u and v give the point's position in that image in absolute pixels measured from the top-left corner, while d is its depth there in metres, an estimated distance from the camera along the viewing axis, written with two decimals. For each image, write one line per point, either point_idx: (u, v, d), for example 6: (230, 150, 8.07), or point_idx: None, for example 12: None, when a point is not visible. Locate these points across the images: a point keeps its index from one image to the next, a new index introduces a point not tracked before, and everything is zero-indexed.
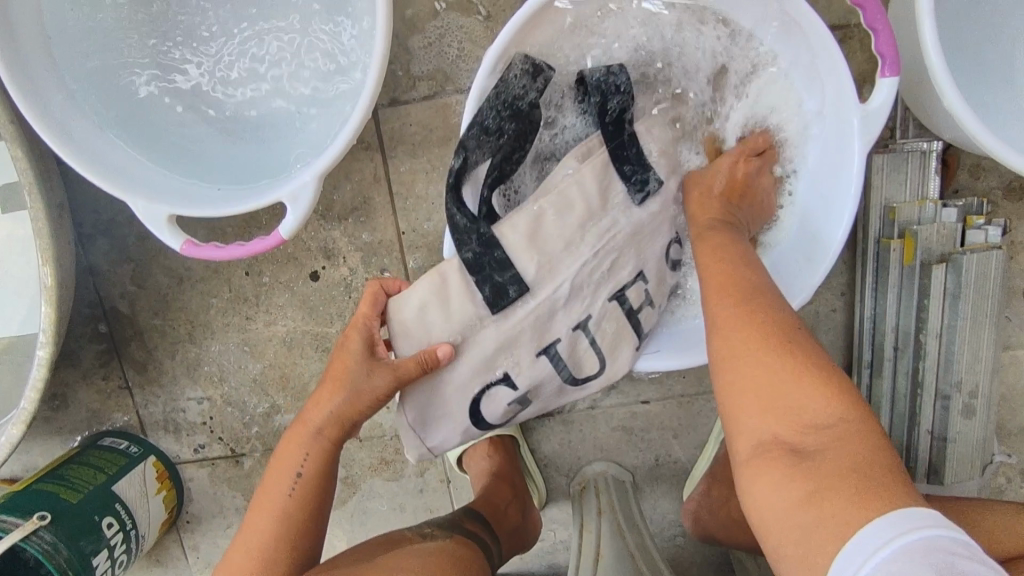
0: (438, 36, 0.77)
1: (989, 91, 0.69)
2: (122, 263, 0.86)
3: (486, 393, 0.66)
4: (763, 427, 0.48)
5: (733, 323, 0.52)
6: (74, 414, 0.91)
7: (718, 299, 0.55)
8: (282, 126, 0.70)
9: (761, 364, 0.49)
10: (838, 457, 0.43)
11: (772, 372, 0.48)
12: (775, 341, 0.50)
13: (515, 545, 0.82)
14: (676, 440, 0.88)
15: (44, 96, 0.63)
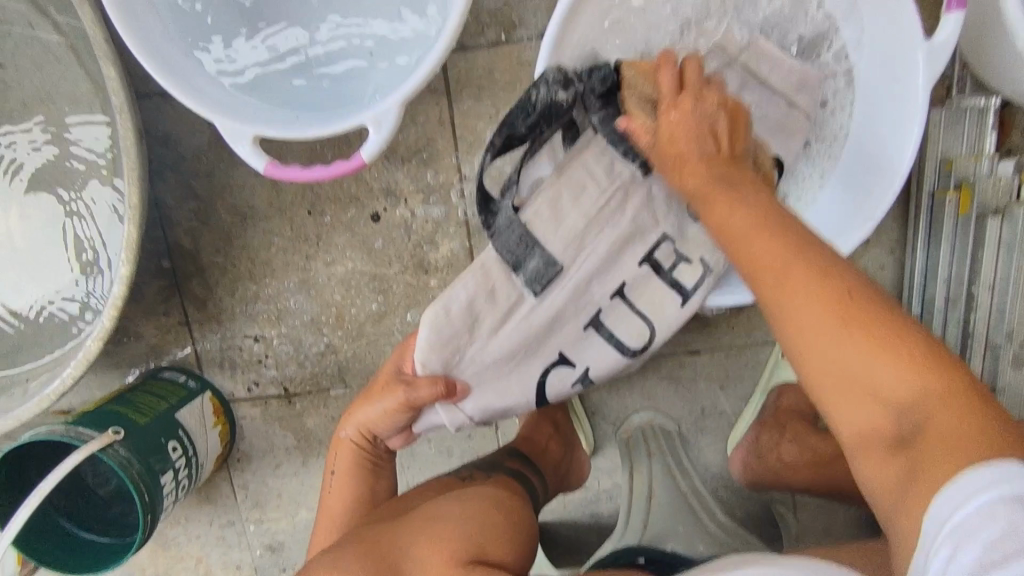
0: None
1: None
2: (187, 200, 0.88)
3: (551, 373, 0.71)
4: (845, 366, 0.47)
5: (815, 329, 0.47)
6: (134, 348, 0.94)
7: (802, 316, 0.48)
8: (355, 61, 0.73)
9: (822, 330, 0.47)
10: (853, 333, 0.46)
11: (863, 344, 0.46)
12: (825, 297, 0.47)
13: (558, 484, 0.84)
14: (721, 392, 0.90)
15: (137, 14, 0.65)
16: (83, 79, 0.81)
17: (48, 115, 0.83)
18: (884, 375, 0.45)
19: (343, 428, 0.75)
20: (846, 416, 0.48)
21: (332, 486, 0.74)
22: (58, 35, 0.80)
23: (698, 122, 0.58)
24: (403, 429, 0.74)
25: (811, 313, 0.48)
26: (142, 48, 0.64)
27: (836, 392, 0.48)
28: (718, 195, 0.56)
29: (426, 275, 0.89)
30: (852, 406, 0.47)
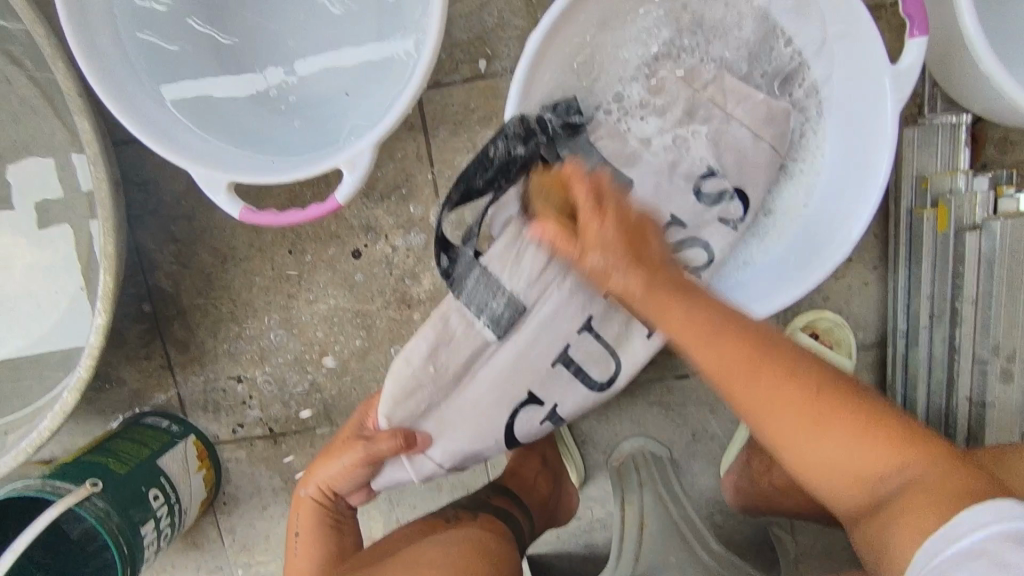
0: (479, 2, 0.79)
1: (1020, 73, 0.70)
2: (166, 243, 0.87)
3: (519, 413, 0.69)
4: (826, 476, 0.49)
5: (804, 436, 0.49)
6: (116, 394, 0.92)
7: (772, 400, 0.49)
8: (331, 102, 0.74)
9: (826, 441, 0.48)
10: (802, 404, 0.49)
11: (843, 426, 0.48)
12: (815, 397, 0.49)
13: (547, 518, 0.83)
14: (712, 415, 0.89)
15: (109, 64, 0.65)
16: (58, 128, 0.81)
17: (23, 164, 0.82)
18: (870, 454, 0.48)
19: (306, 486, 0.73)
20: (813, 450, 0.49)
21: (293, 543, 0.71)
22: (33, 86, 0.80)
23: (609, 223, 0.56)
24: (362, 485, 0.72)
25: (789, 409, 0.49)
26: (112, 97, 0.64)
27: (799, 453, 0.50)
28: (728, 365, 0.50)
29: (409, 309, 0.88)
30: (848, 461, 0.48)
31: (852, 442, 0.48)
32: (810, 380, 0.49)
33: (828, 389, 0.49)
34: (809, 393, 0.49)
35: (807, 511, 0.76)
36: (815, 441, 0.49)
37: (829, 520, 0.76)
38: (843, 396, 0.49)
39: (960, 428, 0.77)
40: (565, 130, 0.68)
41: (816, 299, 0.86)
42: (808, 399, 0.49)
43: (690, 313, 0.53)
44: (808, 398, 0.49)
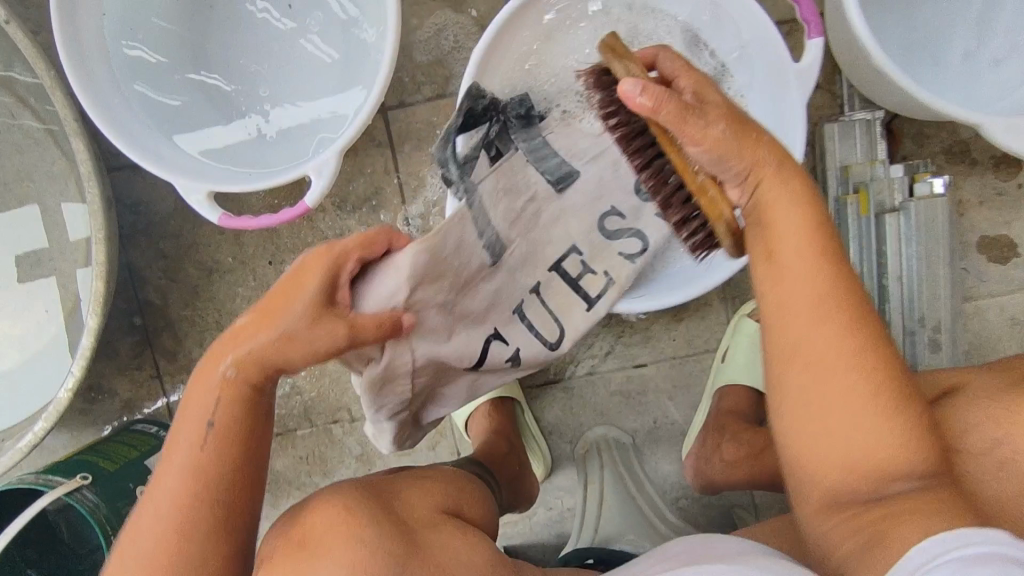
0: (436, 30, 0.88)
1: (917, 69, 0.77)
2: (156, 259, 0.94)
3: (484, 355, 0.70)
4: (841, 471, 0.48)
5: (835, 395, 0.47)
6: (108, 404, 0.98)
7: (808, 344, 0.48)
8: (305, 122, 0.82)
9: (851, 406, 0.47)
10: (836, 358, 0.47)
11: (873, 403, 0.46)
12: (875, 390, 0.47)
13: (517, 499, 0.84)
14: (671, 402, 0.94)
15: (104, 95, 0.75)
16: (57, 156, 0.89)
17: (25, 191, 0.90)
18: (881, 436, 0.46)
19: (215, 361, 0.51)
20: (836, 396, 0.47)
21: (166, 462, 0.50)
22: (36, 120, 0.89)
23: (713, 120, 0.47)
24: (270, 377, 0.52)
25: (825, 331, 0.48)
26: (106, 122, 0.73)
27: (810, 376, 0.48)
28: (784, 228, 0.49)
29: None
30: (856, 428, 0.47)
31: (876, 418, 0.46)
32: (849, 329, 0.48)
33: (883, 404, 0.47)
34: (850, 357, 0.47)
35: (752, 481, 0.81)
36: (835, 400, 0.47)
37: (772, 488, 0.81)
38: (888, 373, 0.47)
39: None
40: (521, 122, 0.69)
41: None
42: (843, 333, 0.48)
43: (783, 193, 0.49)
44: (835, 305, 0.48)
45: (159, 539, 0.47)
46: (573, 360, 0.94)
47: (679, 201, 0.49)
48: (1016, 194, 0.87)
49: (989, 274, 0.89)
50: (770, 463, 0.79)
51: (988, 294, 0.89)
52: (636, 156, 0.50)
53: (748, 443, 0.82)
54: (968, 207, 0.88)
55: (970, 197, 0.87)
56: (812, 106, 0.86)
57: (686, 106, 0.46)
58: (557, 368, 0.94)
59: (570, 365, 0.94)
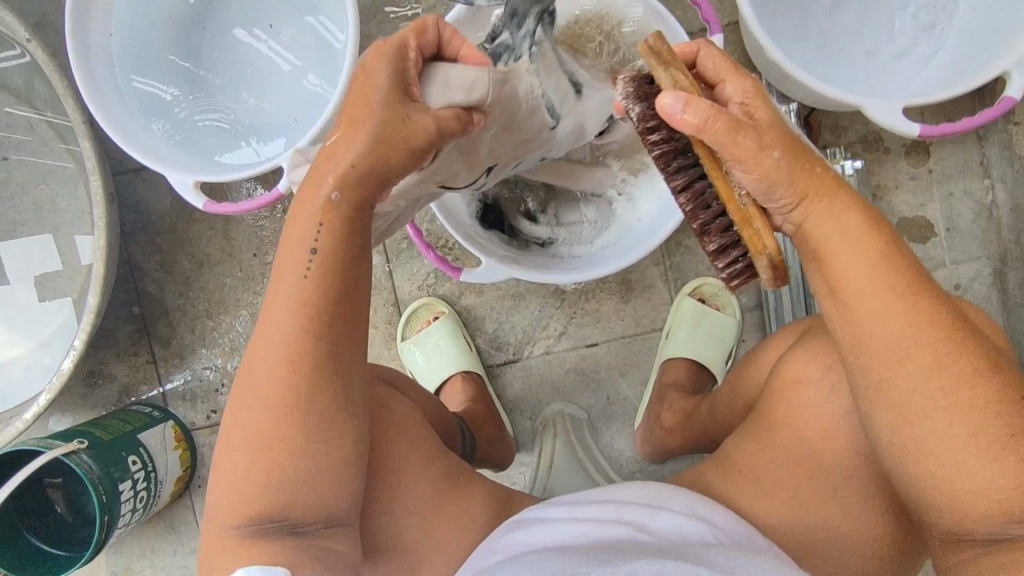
0: None
1: (819, 63, 0.87)
2: (154, 253, 1.05)
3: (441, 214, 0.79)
4: (965, 501, 0.46)
5: (933, 420, 0.46)
6: (107, 389, 1.07)
7: (909, 369, 0.46)
8: (284, 126, 0.95)
9: (954, 437, 0.46)
10: (962, 396, 0.45)
11: (967, 438, 0.45)
12: (978, 423, 0.45)
13: (491, 460, 0.90)
14: (622, 378, 1.01)
15: (109, 103, 0.87)
16: (70, 163, 1.02)
17: (41, 194, 1.02)
18: (992, 472, 0.45)
19: (317, 184, 0.49)
20: (938, 412, 0.46)
21: (261, 344, 0.49)
22: (52, 131, 1.02)
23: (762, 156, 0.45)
24: (368, 202, 0.51)
25: (925, 358, 0.46)
26: (111, 124, 0.84)
27: (908, 415, 0.47)
28: (834, 241, 0.47)
29: None
30: (975, 462, 0.45)
31: (969, 456, 0.45)
32: (969, 391, 0.45)
33: (1007, 436, 0.45)
34: (962, 385, 0.46)
35: (681, 444, 0.87)
36: (947, 434, 0.46)
37: (699, 449, 0.86)
38: (998, 403, 0.45)
39: None
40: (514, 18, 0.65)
41: (700, 269, 1.00)
42: (953, 350, 0.46)
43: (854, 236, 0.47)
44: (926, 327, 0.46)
45: (268, 423, 0.48)
46: (531, 341, 1.02)
47: (715, 215, 0.48)
48: (927, 179, 0.97)
49: (910, 252, 0.97)
50: (694, 425, 0.83)
51: None
52: (675, 177, 0.49)
53: (680, 408, 0.88)
54: (886, 191, 0.97)
55: (886, 183, 0.97)
56: None
57: (735, 122, 0.44)
58: (515, 348, 1.02)
59: (527, 345, 1.02)
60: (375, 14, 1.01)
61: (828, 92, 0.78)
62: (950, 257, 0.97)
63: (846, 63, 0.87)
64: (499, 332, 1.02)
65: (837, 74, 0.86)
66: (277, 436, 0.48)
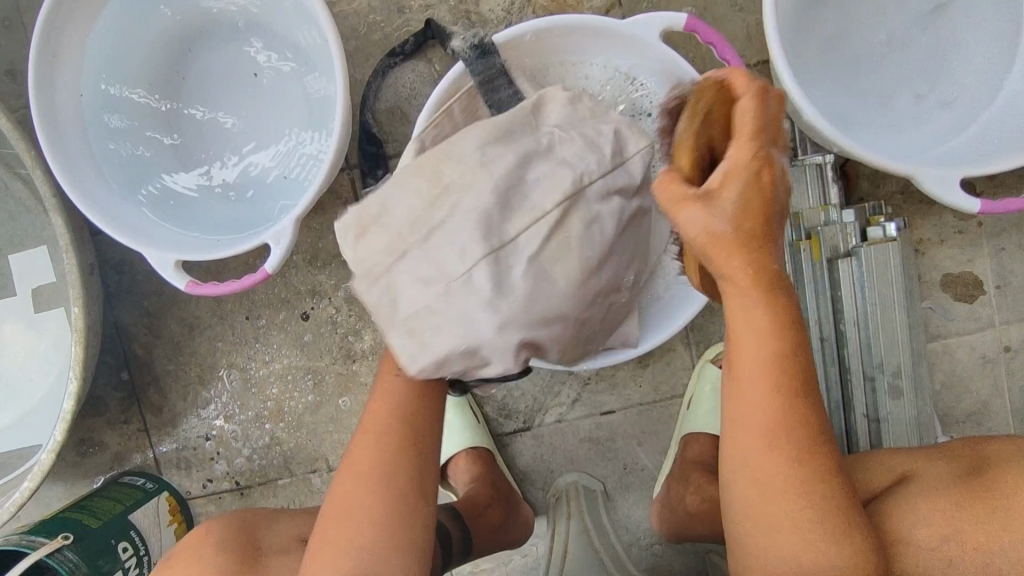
0: (394, 80, 0.91)
1: (857, 126, 0.80)
2: (141, 316, 0.99)
3: None
4: (774, 574, 0.49)
5: (762, 469, 0.48)
6: (98, 457, 1.02)
7: (749, 427, 0.48)
8: (272, 184, 0.88)
9: (767, 480, 0.48)
10: (758, 450, 0.48)
11: (779, 488, 0.48)
12: (800, 458, 0.48)
13: (494, 548, 0.84)
14: (640, 447, 0.95)
15: (80, 171, 0.79)
16: (47, 224, 0.95)
17: (19, 257, 0.96)
18: (780, 513, 0.48)
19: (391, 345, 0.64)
20: (759, 458, 0.48)
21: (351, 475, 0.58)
22: (26, 189, 0.95)
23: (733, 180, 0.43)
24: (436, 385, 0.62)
25: (761, 441, 0.48)
26: (83, 197, 0.78)
27: (741, 466, 0.49)
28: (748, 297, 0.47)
29: (353, 363, 0.97)
30: (772, 514, 0.48)
31: (778, 498, 0.48)
32: (785, 420, 0.48)
33: (823, 483, 0.48)
34: (776, 430, 0.48)
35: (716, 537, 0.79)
36: (760, 492, 0.49)
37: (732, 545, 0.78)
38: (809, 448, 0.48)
39: (862, 444, 0.82)
40: (477, 52, 0.71)
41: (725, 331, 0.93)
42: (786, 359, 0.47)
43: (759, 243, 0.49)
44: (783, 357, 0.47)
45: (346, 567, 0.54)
46: (542, 409, 0.96)
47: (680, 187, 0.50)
48: (975, 233, 0.88)
49: (955, 312, 0.89)
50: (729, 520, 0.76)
51: (956, 332, 0.90)
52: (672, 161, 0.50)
53: (710, 497, 0.80)
54: (929, 246, 0.89)
55: (929, 236, 0.88)
56: None
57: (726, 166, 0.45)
58: (525, 416, 0.96)
59: (538, 413, 0.96)
60: (366, 57, 0.91)
61: (853, 151, 0.71)
62: (1000, 317, 0.89)
63: (869, 125, 0.81)
64: (508, 400, 0.96)
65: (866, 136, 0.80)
66: (345, 554, 0.55)
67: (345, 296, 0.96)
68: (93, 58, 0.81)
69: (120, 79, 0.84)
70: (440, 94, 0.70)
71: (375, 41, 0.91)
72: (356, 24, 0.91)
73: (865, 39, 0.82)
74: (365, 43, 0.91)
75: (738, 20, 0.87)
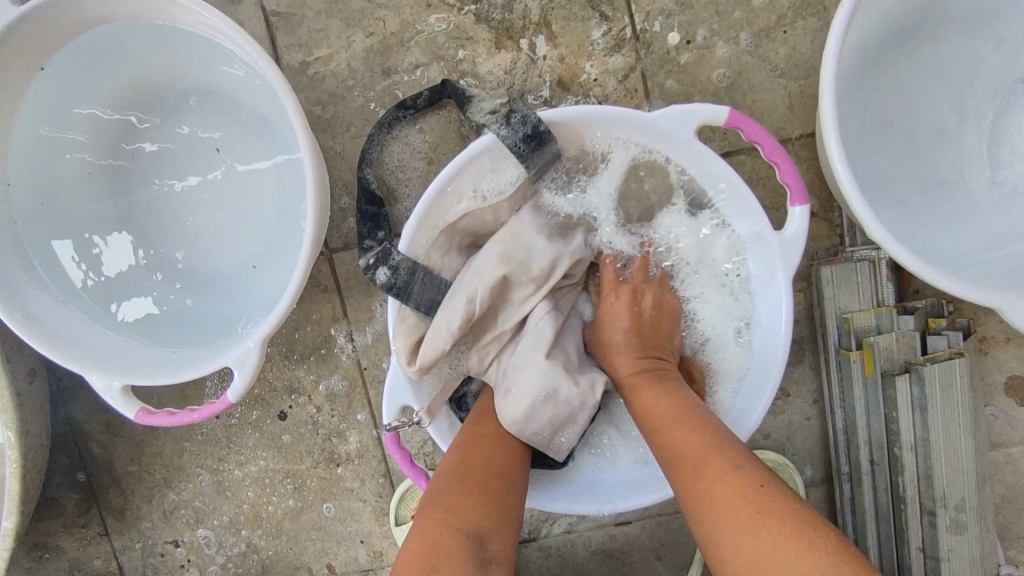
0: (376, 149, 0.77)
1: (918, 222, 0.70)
2: (97, 413, 0.88)
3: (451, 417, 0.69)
4: None
5: (707, 507, 0.49)
6: (55, 564, 0.92)
7: (687, 489, 0.51)
8: (238, 279, 0.76)
9: (716, 513, 0.48)
10: (699, 494, 0.50)
11: (725, 519, 0.47)
12: (728, 483, 0.49)
13: None
14: (659, 561, 0.85)
15: (7, 278, 0.67)
16: None
17: None
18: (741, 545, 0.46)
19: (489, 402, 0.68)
20: (702, 505, 0.49)
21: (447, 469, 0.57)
22: None
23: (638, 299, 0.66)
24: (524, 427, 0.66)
25: (700, 494, 0.50)
26: (9, 311, 0.65)
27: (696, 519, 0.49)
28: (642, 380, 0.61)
29: (337, 467, 0.86)
30: (750, 557, 0.44)
31: (729, 527, 0.47)
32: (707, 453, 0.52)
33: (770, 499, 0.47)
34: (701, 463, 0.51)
35: None
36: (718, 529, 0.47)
37: None
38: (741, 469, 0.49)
39: None
40: (531, 144, 0.61)
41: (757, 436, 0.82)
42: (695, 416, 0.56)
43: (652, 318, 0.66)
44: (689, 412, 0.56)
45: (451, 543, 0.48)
46: (549, 518, 0.85)
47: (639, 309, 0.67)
48: None
49: (1020, 419, 0.78)
50: None
51: (1021, 440, 0.79)
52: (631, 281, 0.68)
53: None
54: (993, 345, 0.77)
55: (994, 334, 0.77)
56: (808, 238, 0.76)
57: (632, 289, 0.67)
58: (531, 526, 0.86)
59: (545, 523, 0.85)
60: (346, 126, 0.78)
61: (929, 276, 0.58)
62: None
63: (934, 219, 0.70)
64: None
65: (931, 235, 0.69)
66: (447, 528, 0.48)
67: (324, 392, 0.84)
68: (20, 141, 0.68)
69: (55, 160, 0.72)
70: (447, 174, 0.61)
71: (357, 108, 0.78)
72: (334, 88, 0.78)
73: (926, 121, 0.72)
74: (345, 110, 0.78)
75: (779, 88, 0.75)
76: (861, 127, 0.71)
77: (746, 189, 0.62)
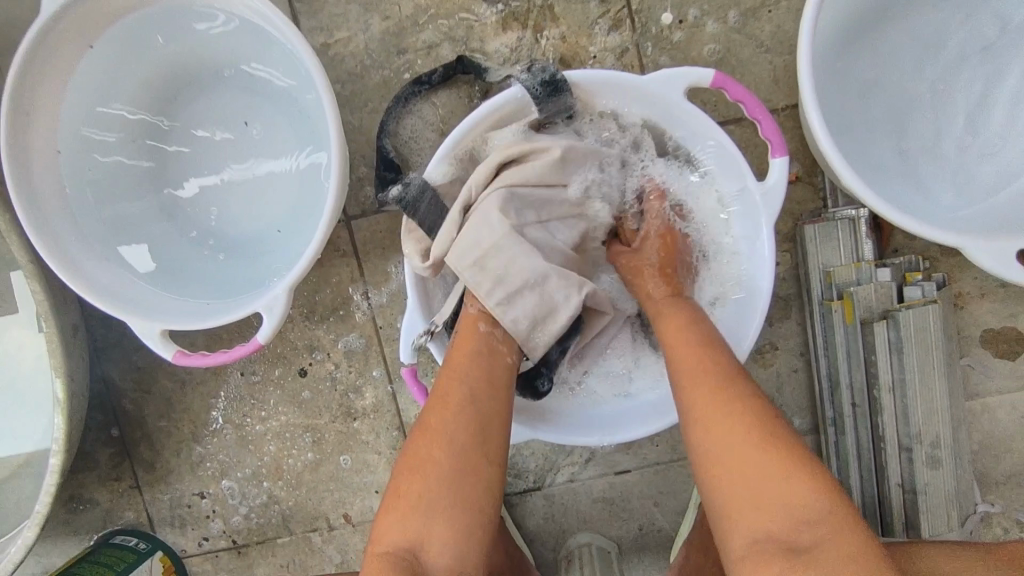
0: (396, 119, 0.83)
1: (895, 183, 0.76)
2: (130, 371, 0.94)
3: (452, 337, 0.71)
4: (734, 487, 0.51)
5: (697, 395, 0.57)
6: (88, 515, 0.97)
7: (683, 375, 0.60)
8: (265, 239, 0.82)
9: (702, 402, 0.56)
10: (691, 385, 0.59)
11: (708, 404, 0.56)
12: (719, 383, 0.57)
13: None
14: (657, 508, 0.90)
15: (59, 235, 0.73)
16: None
17: None
18: (716, 429, 0.54)
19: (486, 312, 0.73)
20: (693, 395, 0.58)
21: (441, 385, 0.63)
22: None
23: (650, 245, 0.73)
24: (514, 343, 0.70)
25: (692, 383, 0.59)
26: (63, 264, 0.72)
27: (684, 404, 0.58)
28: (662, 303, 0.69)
29: (354, 421, 0.92)
30: (722, 438, 0.53)
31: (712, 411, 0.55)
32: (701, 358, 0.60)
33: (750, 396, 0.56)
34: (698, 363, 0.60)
35: None
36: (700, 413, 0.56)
37: None
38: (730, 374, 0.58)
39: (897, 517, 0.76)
40: (547, 89, 0.68)
41: None
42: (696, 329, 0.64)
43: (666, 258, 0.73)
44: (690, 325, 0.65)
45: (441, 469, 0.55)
46: (553, 468, 0.91)
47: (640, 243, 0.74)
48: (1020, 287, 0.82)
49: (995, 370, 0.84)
50: None
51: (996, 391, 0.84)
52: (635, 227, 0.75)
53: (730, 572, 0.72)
54: (968, 301, 0.83)
55: (969, 290, 0.82)
56: (793, 202, 0.82)
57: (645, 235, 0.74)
58: (536, 475, 0.91)
59: (549, 472, 0.91)
60: (364, 102, 0.85)
61: (901, 221, 0.64)
62: None
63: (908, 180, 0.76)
64: (517, 459, 0.91)
65: (907, 195, 0.75)
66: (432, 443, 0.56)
67: (342, 350, 0.90)
68: (70, 111, 0.75)
69: (100, 130, 0.78)
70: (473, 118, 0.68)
71: (374, 85, 0.84)
72: (353, 67, 0.84)
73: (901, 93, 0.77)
74: (364, 87, 0.85)
75: (764, 63, 0.81)
76: (840, 98, 0.77)
77: (733, 147, 0.68)
